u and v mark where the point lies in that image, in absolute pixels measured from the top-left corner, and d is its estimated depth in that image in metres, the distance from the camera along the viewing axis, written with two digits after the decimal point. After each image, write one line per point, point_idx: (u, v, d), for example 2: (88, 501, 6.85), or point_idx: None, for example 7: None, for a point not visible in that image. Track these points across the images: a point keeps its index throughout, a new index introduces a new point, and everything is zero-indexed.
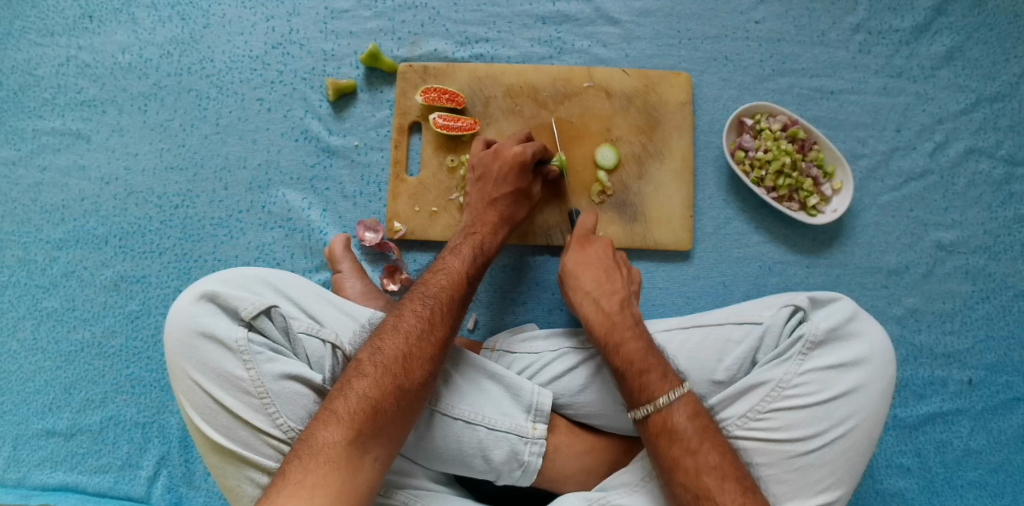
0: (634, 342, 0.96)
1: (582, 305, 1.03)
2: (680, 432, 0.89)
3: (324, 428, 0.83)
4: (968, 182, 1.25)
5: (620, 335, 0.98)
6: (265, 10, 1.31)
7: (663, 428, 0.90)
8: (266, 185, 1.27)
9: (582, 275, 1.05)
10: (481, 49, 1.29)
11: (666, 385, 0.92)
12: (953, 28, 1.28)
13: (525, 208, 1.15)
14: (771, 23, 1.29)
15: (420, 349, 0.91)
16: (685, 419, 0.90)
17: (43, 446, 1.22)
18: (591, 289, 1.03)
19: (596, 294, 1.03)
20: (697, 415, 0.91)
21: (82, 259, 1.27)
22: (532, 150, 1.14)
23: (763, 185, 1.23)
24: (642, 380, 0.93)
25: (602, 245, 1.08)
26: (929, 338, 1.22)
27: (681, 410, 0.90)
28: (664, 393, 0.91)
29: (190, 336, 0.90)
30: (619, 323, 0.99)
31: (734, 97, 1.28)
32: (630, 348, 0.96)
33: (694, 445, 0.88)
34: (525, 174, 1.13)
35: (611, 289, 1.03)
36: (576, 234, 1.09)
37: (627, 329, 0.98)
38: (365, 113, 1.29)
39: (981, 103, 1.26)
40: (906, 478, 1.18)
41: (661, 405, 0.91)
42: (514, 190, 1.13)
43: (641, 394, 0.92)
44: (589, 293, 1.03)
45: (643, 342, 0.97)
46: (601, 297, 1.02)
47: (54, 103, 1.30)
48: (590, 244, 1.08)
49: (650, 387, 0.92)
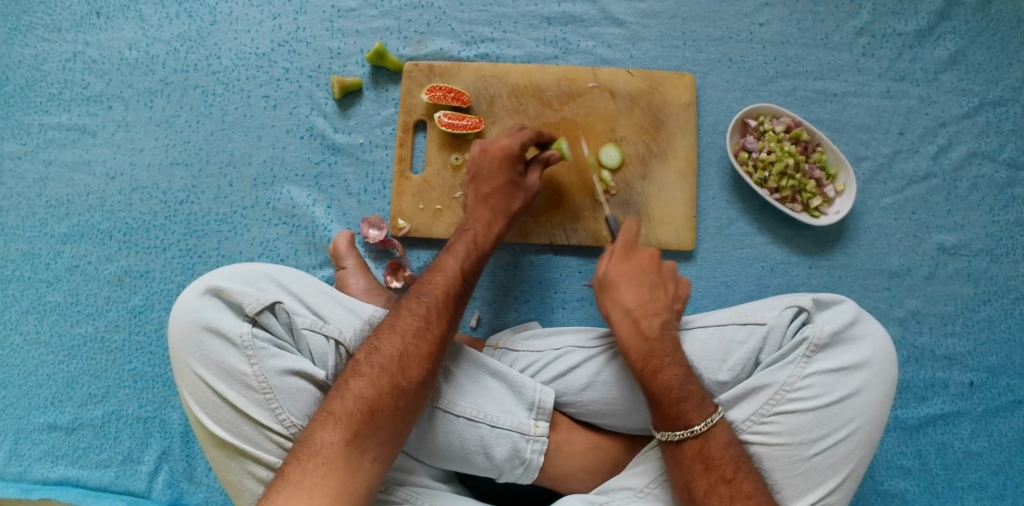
0: (672, 370, 0.95)
1: (620, 323, 1.01)
2: (715, 461, 0.90)
3: (323, 429, 0.85)
4: (971, 186, 1.26)
5: (659, 361, 0.96)
6: (272, 8, 1.32)
7: (698, 453, 0.91)
8: (271, 182, 1.28)
9: (623, 288, 1.04)
10: (486, 48, 1.30)
11: (702, 412, 0.92)
12: (956, 32, 1.28)
13: (518, 199, 1.13)
14: (775, 25, 1.29)
15: (416, 347, 0.92)
16: (720, 447, 0.91)
17: (44, 440, 1.24)
18: (632, 308, 1.02)
19: (637, 313, 1.01)
20: (729, 445, 0.91)
21: (86, 253, 1.28)
22: (520, 141, 1.13)
23: (767, 186, 1.23)
24: (681, 407, 0.92)
25: (647, 257, 1.08)
26: (931, 340, 1.23)
27: (717, 436, 0.91)
28: (700, 420, 0.92)
29: (195, 330, 0.92)
30: (658, 348, 0.98)
31: (739, 98, 1.28)
32: (669, 375, 0.95)
33: (728, 474, 0.89)
34: (516, 166, 1.13)
35: (654, 309, 1.02)
36: (622, 242, 1.09)
37: (665, 354, 0.97)
38: (370, 111, 1.30)
39: (984, 107, 1.27)
40: (907, 479, 1.20)
41: (698, 432, 0.91)
42: (505, 183, 1.12)
43: (679, 420, 0.92)
44: (630, 311, 1.02)
45: (681, 370, 0.96)
46: (643, 317, 1.01)
47: (61, 98, 1.31)
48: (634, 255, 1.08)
49: (686, 414, 0.92)
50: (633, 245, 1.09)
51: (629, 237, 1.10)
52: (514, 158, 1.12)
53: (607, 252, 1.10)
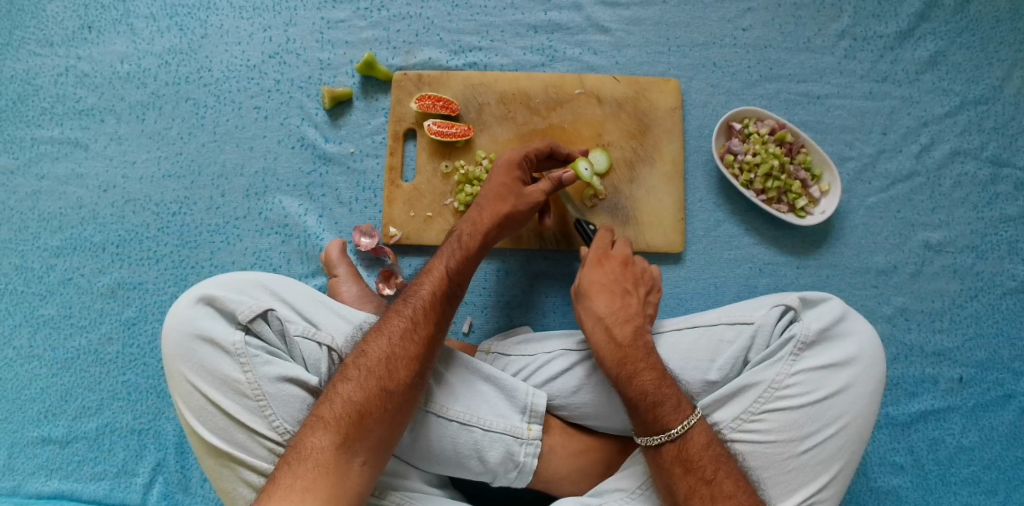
0: (647, 375, 0.96)
1: (594, 331, 1.02)
2: (694, 463, 0.91)
3: (313, 434, 0.86)
4: (954, 183, 1.27)
5: (633, 366, 0.97)
6: (263, 20, 1.33)
7: (676, 456, 0.91)
8: (263, 192, 1.29)
9: (596, 296, 1.05)
10: (474, 58, 1.32)
11: (680, 415, 0.92)
12: (936, 33, 1.30)
13: (509, 203, 1.08)
14: (758, 30, 1.31)
15: (403, 349, 0.93)
16: (699, 448, 0.91)
17: (39, 454, 1.24)
18: (605, 316, 1.02)
19: (609, 320, 1.02)
20: (709, 445, 0.92)
21: (79, 266, 1.29)
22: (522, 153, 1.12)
23: (752, 188, 1.25)
24: (657, 411, 0.93)
25: (620, 262, 1.09)
26: (919, 337, 1.24)
27: (695, 439, 0.92)
28: (679, 422, 0.92)
29: (188, 338, 0.92)
30: (632, 354, 0.98)
31: (723, 102, 1.30)
32: (644, 380, 0.95)
33: (708, 474, 0.90)
34: (514, 172, 1.10)
35: (625, 316, 1.03)
36: (595, 249, 1.10)
37: (639, 360, 0.97)
38: (361, 121, 1.31)
39: (965, 106, 1.29)
40: (900, 476, 1.20)
41: (675, 435, 0.92)
42: (501, 186, 1.09)
43: (656, 424, 0.92)
44: (603, 319, 1.02)
45: (655, 374, 0.96)
46: (615, 325, 1.02)
47: (53, 113, 1.32)
48: (608, 260, 1.09)
49: (664, 418, 0.92)
50: (608, 251, 1.10)
51: (605, 241, 1.11)
52: (514, 165, 1.10)
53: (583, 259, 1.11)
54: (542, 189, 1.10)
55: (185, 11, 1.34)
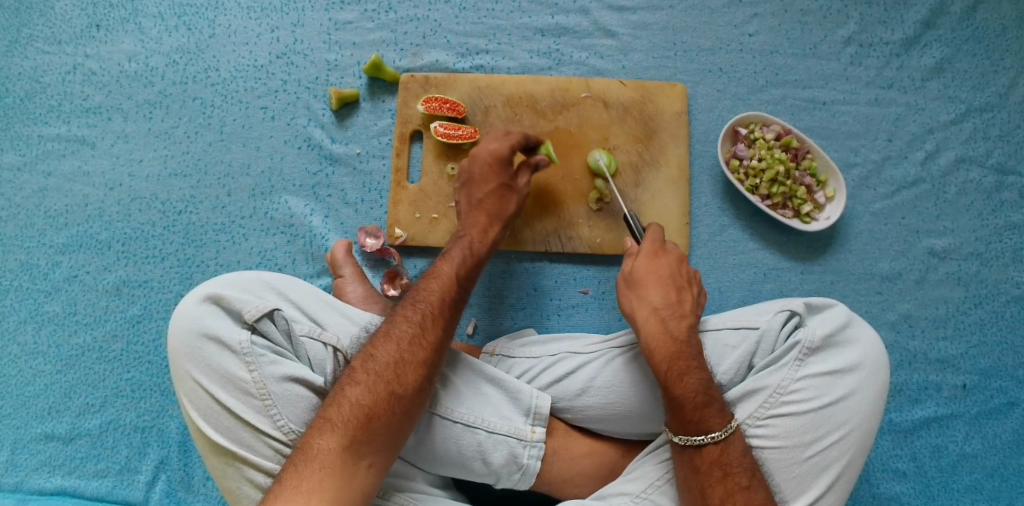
0: (698, 374, 0.95)
1: (648, 321, 1.01)
2: (732, 468, 0.91)
3: (320, 436, 0.86)
4: (959, 191, 1.27)
5: (685, 363, 0.96)
6: (271, 21, 1.34)
7: (716, 459, 0.91)
8: (269, 192, 1.30)
9: (651, 287, 1.05)
10: (481, 60, 1.32)
11: (723, 420, 0.92)
12: (942, 40, 1.31)
13: (511, 202, 1.16)
14: (764, 36, 1.31)
15: (412, 354, 0.93)
16: (738, 455, 0.92)
17: (42, 450, 1.24)
18: (661, 308, 1.02)
19: (665, 312, 1.02)
20: (745, 454, 0.92)
21: (84, 263, 1.29)
22: (507, 146, 1.16)
23: (758, 193, 1.25)
24: (702, 412, 0.92)
25: (675, 259, 1.08)
26: (923, 343, 1.25)
27: (735, 444, 0.92)
28: (722, 426, 0.92)
29: (194, 337, 0.92)
30: (685, 351, 0.97)
31: (729, 107, 1.31)
32: (694, 380, 0.94)
33: (744, 481, 0.90)
34: (507, 169, 1.15)
35: (679, 312, 1.02)
36: (651, 243, 1.09)
37: (692, 358, 0.97)
38: (367, 122, 1.31)
39: (970, 113, 1.29)
40: (902, 482, 1.21)
41: (718, 438, 0.91)
42: (498, 186, 1.15)
43: (699, 425, 0.92)
44: (658, 310, 1.02)
45: (704, 375, 0.95)
46: (670, 318, 1.01)
47: (60, 110, 1.33)
48: (663, 256, 1.08)
49: (707, 420, 0.92)
50: (663, 245, 1.09)
51: (656, 235, 1.10)
52: (503, 162, 1.15)
53: (635, 251, 1.10)
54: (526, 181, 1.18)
55: (193, 11, 1.34)
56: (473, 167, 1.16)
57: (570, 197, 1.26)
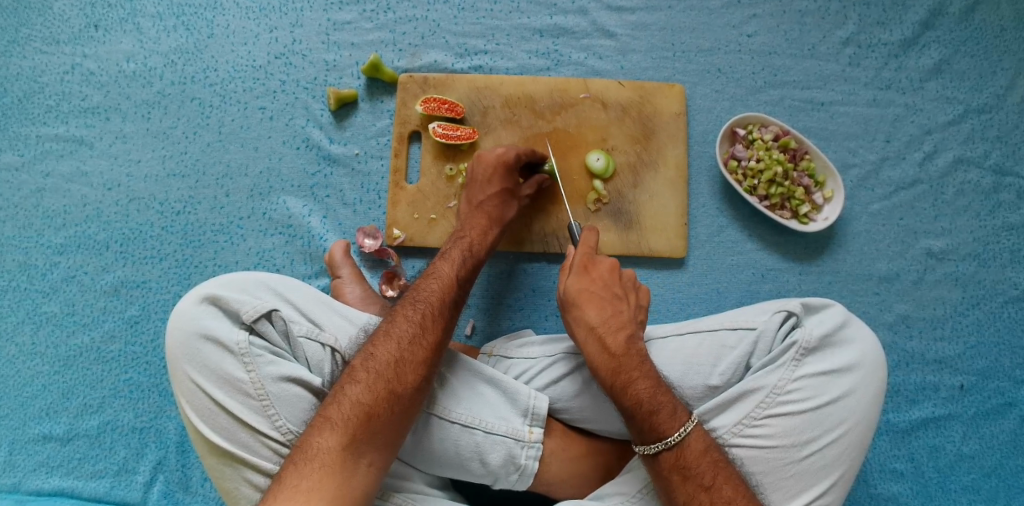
0: (644, 383, 0.95)
1: (586, 342, 1.00)
2: (692, 470, 0.90)
3: (320, 434, 0.86)
4: (957, 191, 1.28)
5: (628, 375, 0.96)
6: (269, 21, 1.34)
7: (674, 464, 0.91)
8: (267, 192, 1.30)
9: (586, 305, 1.02)
10: (480, 61, 1.32)
11: (676, 423, 0.92)
12: (940, 41, 1.31)
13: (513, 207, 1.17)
14: (763, 36, 1.32)
15: (411, 354, 0.93)
16: (696, 455, 0.91)
17: (40, 451, 1.24)
18: (597, 325, 1.00)
19: (601, 330, 0.99)
20: (706, 451, 0.91)
21: (83, 264, 1.29)
22: (516, 152, 1.17)
23: (756, 193, 1.25)
24: (652, 420, 0.92)
25: (607, 268, 1.05)
26: (920, 344, 1.25)
27: (692, 445, 0.91)
28: (674, 430, 0.91)
29: (192, 338, 0.92)
30: (626, 364, 0.96)
31: (728, 108, 1.31)
32: (640, 388, 0.94)
33: (707, 481, 0.89)
34: (513, 176, 1.16)
35: (617, 324, 1.00)
36: (579, 256, 1.05)
37: (634, 368, 0.96)
38: (366, 122, 1.32)
39: (969, 114, 1.29)
40: (900, 483, 1.21)
41: (671, 443, 0.91)
42: (502, 190, 1.16)
43: (652, 433, 0.92)
44: (595, 329, 1.00)
45: (651, 381, 0.95)
46: (608, 333, 0.99)
47: (58, 110, 1.33)
48: (594, 267, 1.05)
49: (660, 426, 0.92)
50: (593, 257, 1.06)
51: (589, 248, 1.06)
52: (511, 167, 1.16)
53: (567, 265, 1.06)
54: (529, 189, 1.20)
55: (192, 11, 1.34)
56: (477, 169, 1.17)
57: (571, 198, 1.26)
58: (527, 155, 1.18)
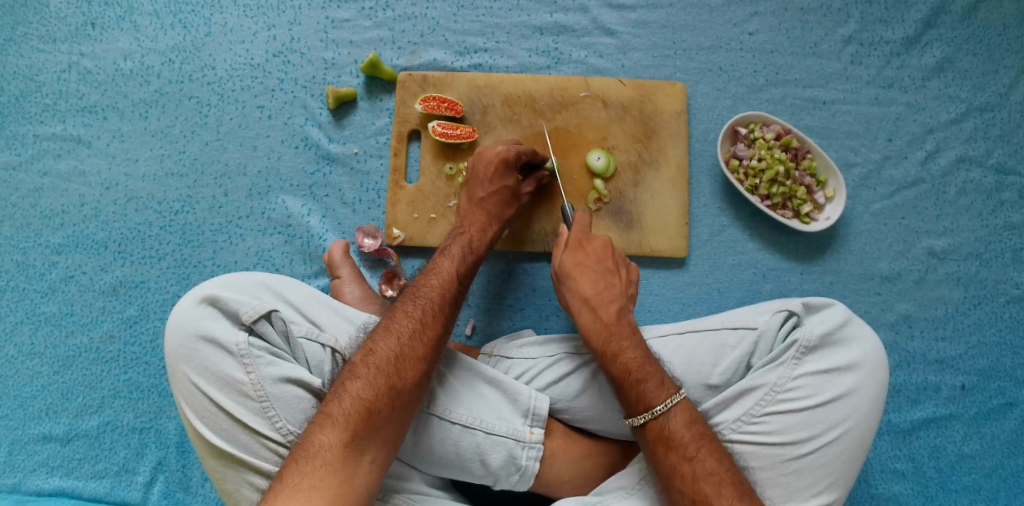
0: (631, 352, 0.97)
1: (579, 312, 1.03)
2: (675, 440, 0.89)
3: (321, 432, 0.85)
4: (959, 191, 1.27)
5: (618, 344, 0.98)
6: (267, 19, 1.33)
7: (659, 436, 0.90)
8: (266, 192, 1.29)
9: (580, 278, 1.05)
10: (480, 59, 1.31)
11: (662, 393, 0.92)
12: (943, 40, 1.30)
13: (513, 207, 1.16)
14: (765, 34, 1.31)
15: (412, 349, 0.93)
16: (682, 426, 0.90)
17: (39, 451, 1.23)
18: (590, 297, 1.03)
19: (594, 302, 1.02)
20: (692, 422, 0.91)
21: (81, 264, 1.28)
22: (517, 151, 1.16)
23: (757, 193, 1.25)
24: (640, 389, 0.93)
25: (601, 244, 1.08)
26: (922, 344, 1.24)
27: (676, 417, 0.91)
28: (660, 401, 0.91)
29: (191, 339, 0.92)
30: (616, 333, 0.99)
31: (729, 107, 1.30)
32: (628, 357, 0.96)
33: (690, 452, 0.88)
34: (513, 174, 1.15)
35: (608, 296, 1.03)
36: (575, 232, 1.08)
37: (624, 338, 0.99)
38: (365, 121, 1.31)
39: (971, 113, 1.28)
40: (901, 483, 1.21)
41: (657, 413, 0.91)
42: (503, 189, 1.15)
43: (639, 403, 0.92)
44: (587, 300, 1.03)
45: (639, 350, 0.97)
46: (600, 305, 1.02)
47: (55, 109, 1.32)
48: (588, 243, 1.08)
49: (647, 396, 0.92)
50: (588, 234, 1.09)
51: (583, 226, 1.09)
52: (508, 166, 1.14)
53: (563, 241, 1.09)
54: (529, 189, 1.19)
55: (190, 9, 1.33)
56: (478, 167, 1.15)
57: (570, 195, 1.25)
58: (527, 154, 1.17)
